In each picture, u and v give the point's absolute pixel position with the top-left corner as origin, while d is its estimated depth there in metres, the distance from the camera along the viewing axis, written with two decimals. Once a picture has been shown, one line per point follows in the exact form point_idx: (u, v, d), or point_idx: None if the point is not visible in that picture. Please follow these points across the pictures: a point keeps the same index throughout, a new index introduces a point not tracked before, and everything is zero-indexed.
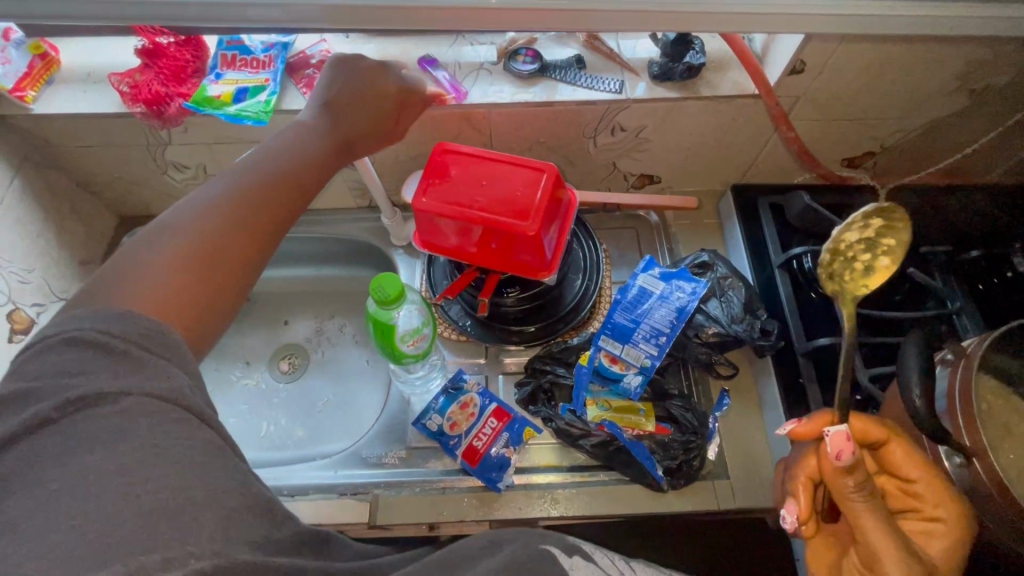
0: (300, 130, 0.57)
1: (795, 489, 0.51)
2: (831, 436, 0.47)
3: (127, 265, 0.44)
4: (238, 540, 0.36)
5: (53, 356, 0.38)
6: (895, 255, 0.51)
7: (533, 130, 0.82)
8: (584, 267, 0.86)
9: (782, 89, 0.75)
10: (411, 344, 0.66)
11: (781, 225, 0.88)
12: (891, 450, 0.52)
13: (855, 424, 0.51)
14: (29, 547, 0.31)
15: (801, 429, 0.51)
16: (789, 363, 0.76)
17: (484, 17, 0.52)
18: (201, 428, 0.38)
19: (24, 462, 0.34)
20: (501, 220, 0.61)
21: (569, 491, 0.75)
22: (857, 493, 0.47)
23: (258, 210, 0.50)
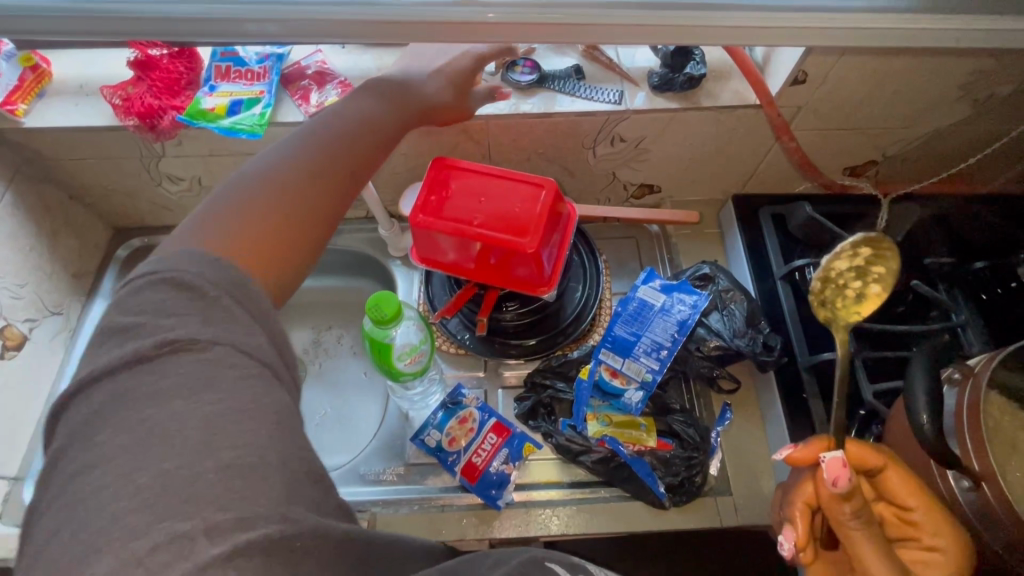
0: (366, 100, 0.60)
1: (793, 516, 0.51)
2: (827, 463, 0.47)
3: (216, 212, 0.47)
4: (299, 503, 0.37)
5: (148, 294, 0.40)
6: (886, 282, 0.52)
7: (531, 141, 0.81)
8: (585, 279, 0.85)
9: (783, 100, 0.74)
10: (407, 362, 0.65)
11: (783, 235, 0.86)
12: (889, 476, 0.51)
13: (854, 451, 0.50)
14: (118, 485, 0.33)
15: (797, 454, 0.50)
16: (792, 378, 0.75)
17: (485, 33, 0.50)
18: (278, 387, 0.39)
19: (121, 395, 0.36)
20: (500, 236, 0.60)
21: (569, 509, 0.74)
22: (853, 521, 0.48)
23: (326, 177, 0.52)
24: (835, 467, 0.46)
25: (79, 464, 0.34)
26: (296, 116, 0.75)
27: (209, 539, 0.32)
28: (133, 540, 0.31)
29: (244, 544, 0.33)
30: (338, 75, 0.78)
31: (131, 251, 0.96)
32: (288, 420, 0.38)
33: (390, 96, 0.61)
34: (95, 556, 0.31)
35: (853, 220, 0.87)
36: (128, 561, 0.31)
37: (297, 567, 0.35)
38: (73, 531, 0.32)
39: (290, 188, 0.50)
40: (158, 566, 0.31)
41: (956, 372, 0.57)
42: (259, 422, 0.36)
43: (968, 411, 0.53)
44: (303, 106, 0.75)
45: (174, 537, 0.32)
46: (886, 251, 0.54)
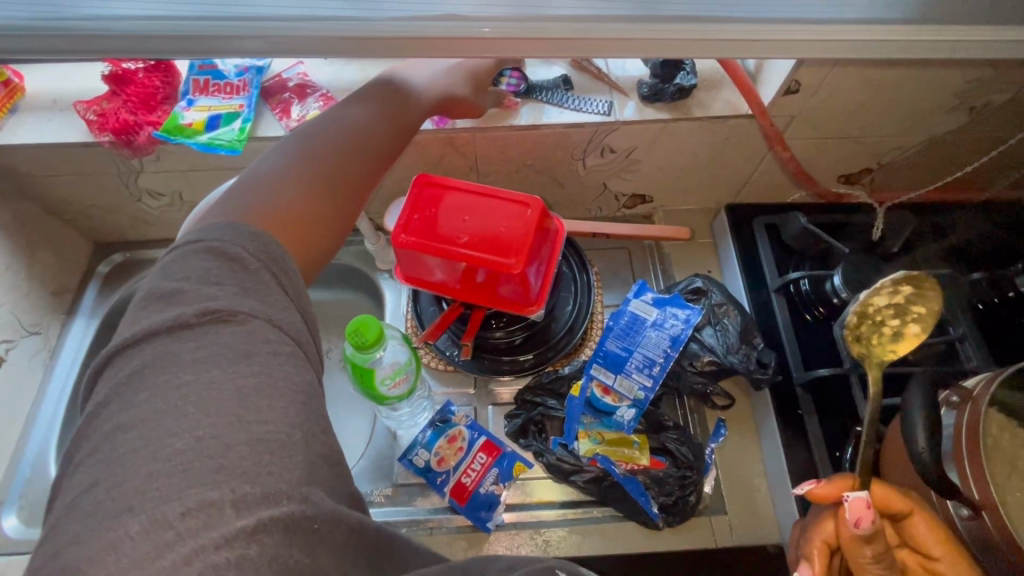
0: (398, 80, 0.59)
1: (811, 551, 0.53)
2: (851, 502, 0.49)
3: (253, 187, 0.47)
4: (318, 486, 0.36)
5: (194, 262, 0.40)
6: (925, 323, 0.57)
7: (519, 153, 0.79)
8: (574, 293, 0.82)
9: (776, 109, 0.72)
10: (392, 386, 0.63)
11: (776, 245, 0.85)
12: (914, 523, 0.51)
13: (878, 493, 0.51)
14: (155, 447, 0.32)
15: (819, 491, 0.52)
16: (787, 394, 0.73)
17: (479, 48, 0.48)
18: (308, 366, 0.39)
19: (161, 357, 0.36)
20: (485, 258, 0.58)
21: (561, 530, 0.72)
22: (873, 565, 0.50)
23: (361, 162, 0.53)
24: (859, 509, 0.48)
25: (116, 422, 0.34)
26: (276, 131, 0.73)
27: (236, 511, 0.32)
28: (164, 503, 0.31)
29: (268, 520, 0.32)
30: (320, 87, 0.76)
31: (113, 267, 0.94)
32: (316, 399, 0.38)
33: (420, 78, 0.60)
34: (127, 514, 0.30)
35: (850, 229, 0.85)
36: (158, 525, 0.30)
37: (314, 549, 0.34)
38: (108, 487, 0.32)
39: (326, 167, 0.51)
40: (186, 531, 0.30)
41: (955, 395, 0.55)
42: (288, 399, 0.36)
43: (966, 436, 0.52)
44: (283, 120, 0.73)
45: (203, 504, 0.31)
46: (927, 292, 0.58)
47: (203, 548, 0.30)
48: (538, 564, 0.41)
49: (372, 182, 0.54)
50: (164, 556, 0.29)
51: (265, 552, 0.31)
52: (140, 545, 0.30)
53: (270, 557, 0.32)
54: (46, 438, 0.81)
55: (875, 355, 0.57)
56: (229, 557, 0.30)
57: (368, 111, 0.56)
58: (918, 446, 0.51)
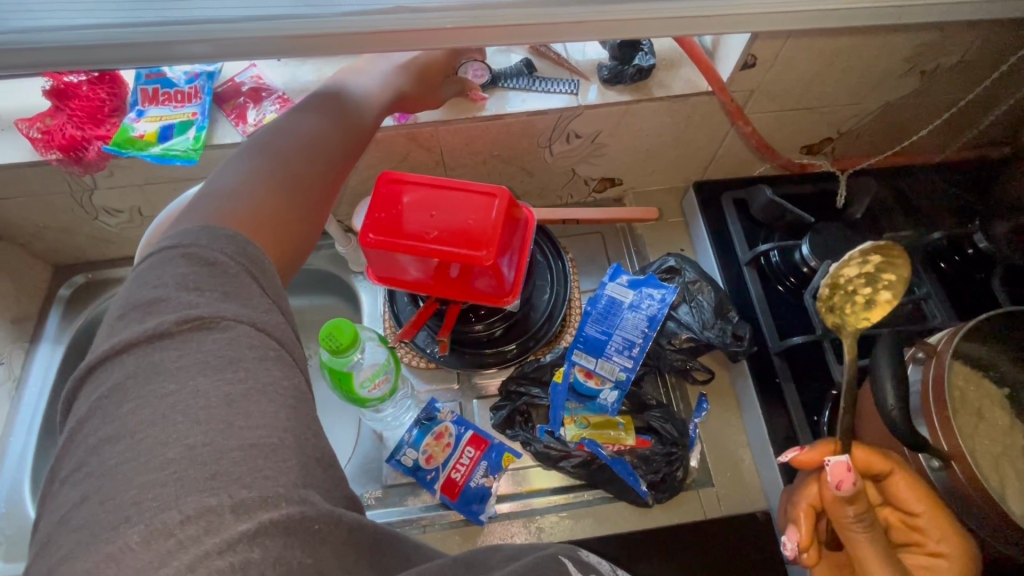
0: (361, 82, 0.61)
1: (797, 515, 0.53)
2: (832, 465, 0.49)
3: (225, 189, 0.46)
4: (315, 487, 0.35)
5: (172, 267, 0.38)
6: (896, 289, 0.57)
7: (485, 144, 0.79)
8: (550, 281, 0.82)
9: (734, 85, 0.73)
10: (371, 389, 0.62)
11: (745, 220, 0.86)
12: (895, 482, 0.52)
13: (858, 454, 0.52)
14: (147, 457, 0.31)
15: (803, 456, 0.53)
16: (765, 363, 0.75)
17: (438, 40, 0.47)
18: (295, 370, 0.38)
19: (144, 367, 0.34)
20: (456, 252, 0.57)
21: (554, 516, 0.73)
22: (857, 523, 0.49)
23: (329, 160, 0.52)
24: (838, 470, 0.49)
25: (103, 434, 0.33)
26: (234, 138, 0.71)
27: (235, 515, 0.31)
28: (162, 511, 0.30)
29: (268, 523, 0.31)
30: (275, 89, 0.74)
31: (75, 289, 0.91)
32: (305, 403, 0.38)
33: (382, 79, 0.61)
34: (125, 525, 0.30)
35: (813, 200, 0.88)
36: (158, 533, 0.29)
37: (315, 549, 0.33)
38: (101, 500, 0.30)
39: (297, 166, 0.50)
40: (188, 539, 0.30)
41: (920, 351, 0.57)
42: (277, 404, 0.35)
43: (933, 390, 0.53)
44: (239, 125, 0.71)
45: (202, 510, 0.30)
46: (896, 259, 0.58)
47: (206, 554, 0.30)
48: (539, 552, 0.40)
49: (339, 181, 0.54)
50: (168, 564, 0.29)
51: (268, 554, 0.31)
52: (141, 555, 0.29)
53: (273, 559, 0.31)
54: (21, 471, 0.78)
55: (849, 323, 0.58)
56: (233, 561, 0.30)
57: (333, 110, 0.56)
58: (888, 404, 0.52)
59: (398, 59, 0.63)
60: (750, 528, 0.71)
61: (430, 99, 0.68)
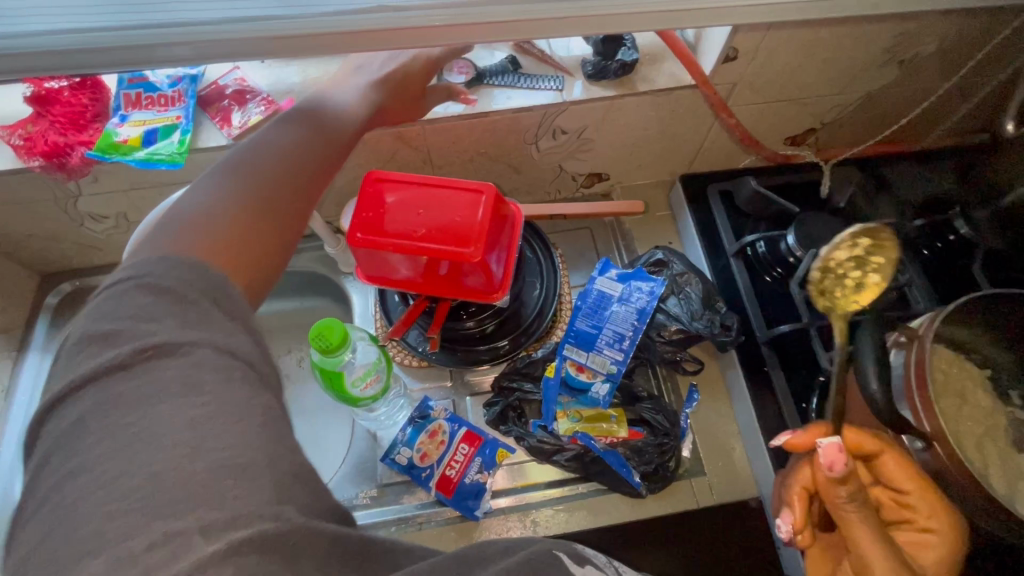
0: (335, 95, 0.60)
1: (791, 500, 0.53)
2: (824, 448, 0.48)
3: (186, 213, 0.45)
4: (292, 504, 0.34)
5: (127, 300, 0.38)
6: (883, 273, 0.59)
7: (472, 142, 0.79)
8: (540, 277, 0.83)
9: (717, 78, 0.74)
10: (363, 387, 0.62)
11: (731, 211, 0.87)
12: (883, 461, 0.53)
13: (848, 435, 0.52)
14: (111, 485, 0.31)
15: (795, 439, 0.52)
16: (753, 352, 0.76)
17: (424, 38, 0.47)
18: (263, 387, 0.37)
19: (103, 402, 0.34)
20: (444, 249, 0.57)
21: (548, 510, 0.73)
22: (849, 503, 0.49)
23: (297, 176, 0.51)
24: (830, 451, 0.47)
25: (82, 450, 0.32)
26: (219, 141, 0.71)
27: (204, 538, 0.30)
28: (127, 540, 0.29)
29: (238, 543, 0.30)
30: (260, 91, 0.74)
31: (63, 296, 0.91)
32: (276, 418, 0.36)
33: (357, 92, 0.60)
34: (87, 558, 0.29)
35: (797, 191, 0.89)
36: (121, 563, 0.28)
37: (307, 550, 0.33)
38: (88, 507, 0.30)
39: (264, 184, 0.49)
40: (150, 567, 0.29)
41: (903, 335, 0.58)
42: (245, 422, 0.34)
43: (915, 372, 0.55)
44: (224, 128, 0.71)
45: (169, 535, 0.30)
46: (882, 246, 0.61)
47: None
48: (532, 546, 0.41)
49: (310, 197, 0.52)
50: None
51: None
52: None
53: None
54: (11, 482, 0.77)
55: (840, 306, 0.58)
56: None
57: (301, 126, 0.55)
58: (871, 389, 0.54)
59: (373, 69, 0.62)
60: (739, 517, 0.72)
61: (410, 108, 0.67)
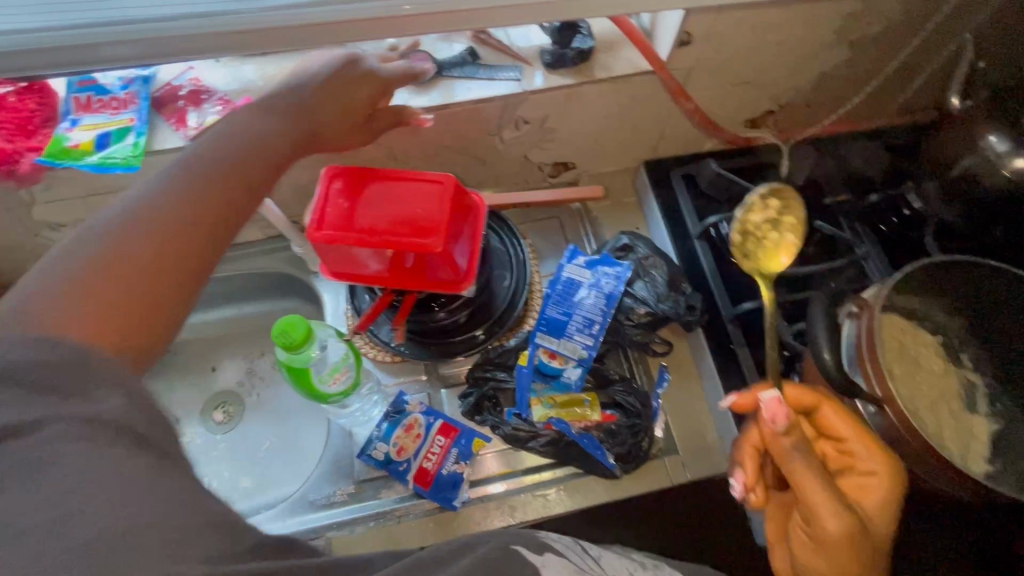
0: (254, 118, 0.53)
1: (742, 458, 0.56)
2: (766, 404, 0.51)
3: (53, 268, 0.39)
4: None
5: None
6: (796, 231, 0.63)
7: (435, 134, 0.79)
8: (511, 266, 0.84)
9: (673, 63, 0.75)
10: (332, 382, 0.62)
11: (694, 194, 0.88)
12: (822, 413, 0.56)
13: (788, 391, 0.55)
14: None
15: (740, 401, 0.55)
16: (719, 330, 0.78)
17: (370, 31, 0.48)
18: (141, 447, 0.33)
19: None
20: (405, 241, 0.57)
21: (526, 496, 0.74)
22: (794, 452, 0.50)
23: (199, 209, 0.45)
24: (772, 405, 0.51)
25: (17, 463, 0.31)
26: (175, 141, 0.70)
27: None
28: None
29: None
30: (216, 92, 0.73)
31: None
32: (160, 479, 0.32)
33: (280, 114, 0.54)
34: None
35: (758, 172, 0.91)
36: None
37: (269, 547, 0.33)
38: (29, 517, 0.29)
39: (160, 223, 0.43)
40: None
41: (854, 306, 0.60)
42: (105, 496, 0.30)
43: (867, 339, 0.57)
44: (181, 129, 0.70)
45: None
46: (791, 204, 0.65)
47: None
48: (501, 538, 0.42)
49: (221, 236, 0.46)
50: None
51: None
52: None
53: None
54: None
55: (763, 266, 0.62)
56: None
57: (214, 152, 0.49)
58: (825, 359, 0.55)
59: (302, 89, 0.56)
60: (712, 492, 0.74)
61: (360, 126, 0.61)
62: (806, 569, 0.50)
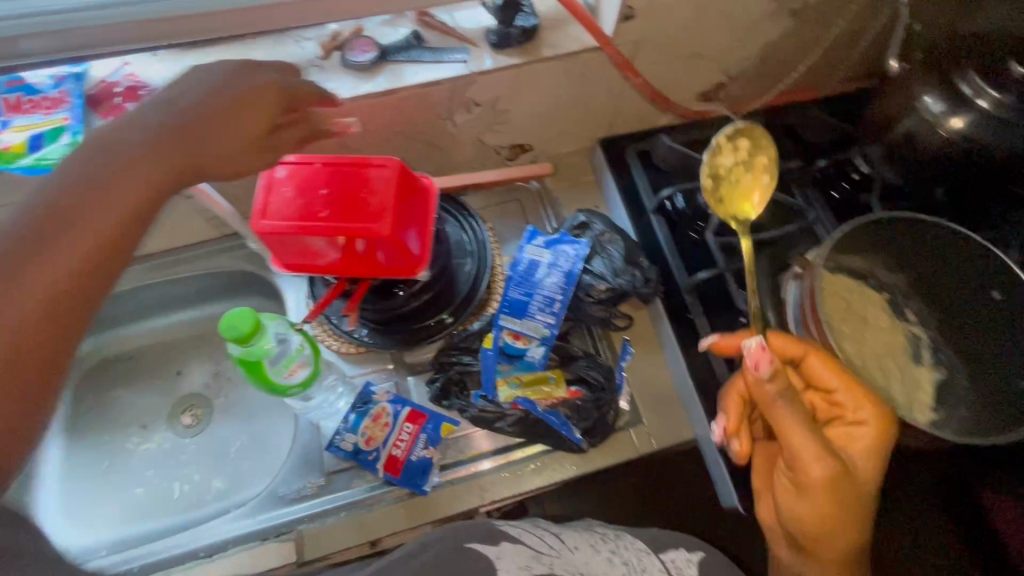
0: (127, 136, 0.48)
1: (728, 405, 0.58)
2: (751, 350, 0.49)
3: None
4: None
5: None
6: (769, 170, 0.67)
7: (385, 121, 0.78)
8: (471, 250, 0.84)
9: (618, 38, 0.75)
10: (289, 374, 0.61)
11: (650, 169, 0.89)
12: (810, 364, 0.58)
13: (775, 343, 0.57)
14: None
15: (723, 345, 0.58)
16: (677, 301, 0.79)
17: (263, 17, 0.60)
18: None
19: None
20: (348, 227, 0.56)
21: (496, 476, 0.75)
22: (781, 399, 0.49)
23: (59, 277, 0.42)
24: (755, 352, 0.49)
25: None
26: None
27: None
28: None
29: None
30: (153, 86, 0.70)
31: None
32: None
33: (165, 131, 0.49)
34: None
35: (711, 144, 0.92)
36: None
37: None
38: None
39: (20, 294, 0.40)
40: None
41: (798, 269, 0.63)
42: None
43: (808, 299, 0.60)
44: None
45: None
46: (759, 139, 0.67)
47: None
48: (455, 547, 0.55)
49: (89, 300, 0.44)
50: None
51: None
52: None
53: None
54: None
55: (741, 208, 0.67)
56: None
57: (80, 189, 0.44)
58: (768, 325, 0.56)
59: (184, 102, 0.51)
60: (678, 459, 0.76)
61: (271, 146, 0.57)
62: (789, 510, 0.54)
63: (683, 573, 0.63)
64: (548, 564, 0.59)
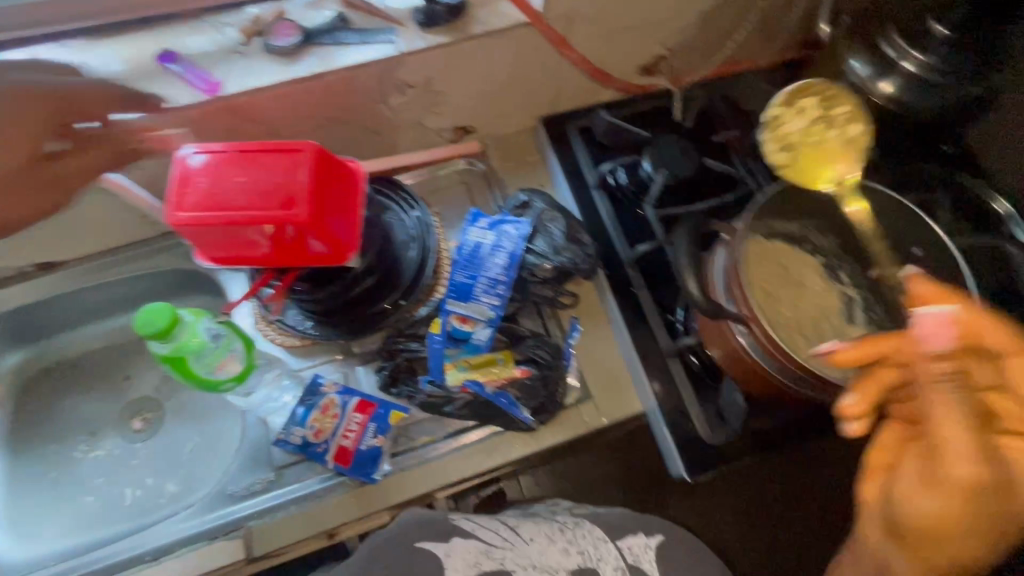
0: None
1: (860, 342, 0.48)
2: (927, 316, 0.41)
3: None
4: None
5: None
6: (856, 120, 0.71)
7: (316, 107, 0.76)
8: (414, 235, 0.82)
9: (548, 12, 0.74)
10: (217, 368, 0.61)
11: (592, 145, 0.89)
12: (1005, 364, 0.45)
13: (973, 323, 0.44)
14: None
15: (919, 287, 0.43)
16: (619, 275, 0.80)
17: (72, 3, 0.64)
18: None
19: None
20: (267, 215, 0.55)
21: (448, 459, 0.75)
22: (949, 385, 0.40)
23: None
24: (931, 323, 0.41)
25: None
26: None
27: None
28: None
29: None
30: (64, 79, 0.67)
31: None
32: None
33: None
34: None
35: (653, 117, 0.92)
36: None
37: None
38: None
39: None
40: None
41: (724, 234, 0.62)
42: None
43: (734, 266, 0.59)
44: None
45: None
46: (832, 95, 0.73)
47: None
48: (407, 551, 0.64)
49: None
50: None
51: None
52: None
53: None
54: None
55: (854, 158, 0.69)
56: None
57: None
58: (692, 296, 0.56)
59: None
60: None
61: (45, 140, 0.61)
62: (900, 495, 0.45)
63: (639, 559, 0.66)
64: (498, 559, 0.65)
